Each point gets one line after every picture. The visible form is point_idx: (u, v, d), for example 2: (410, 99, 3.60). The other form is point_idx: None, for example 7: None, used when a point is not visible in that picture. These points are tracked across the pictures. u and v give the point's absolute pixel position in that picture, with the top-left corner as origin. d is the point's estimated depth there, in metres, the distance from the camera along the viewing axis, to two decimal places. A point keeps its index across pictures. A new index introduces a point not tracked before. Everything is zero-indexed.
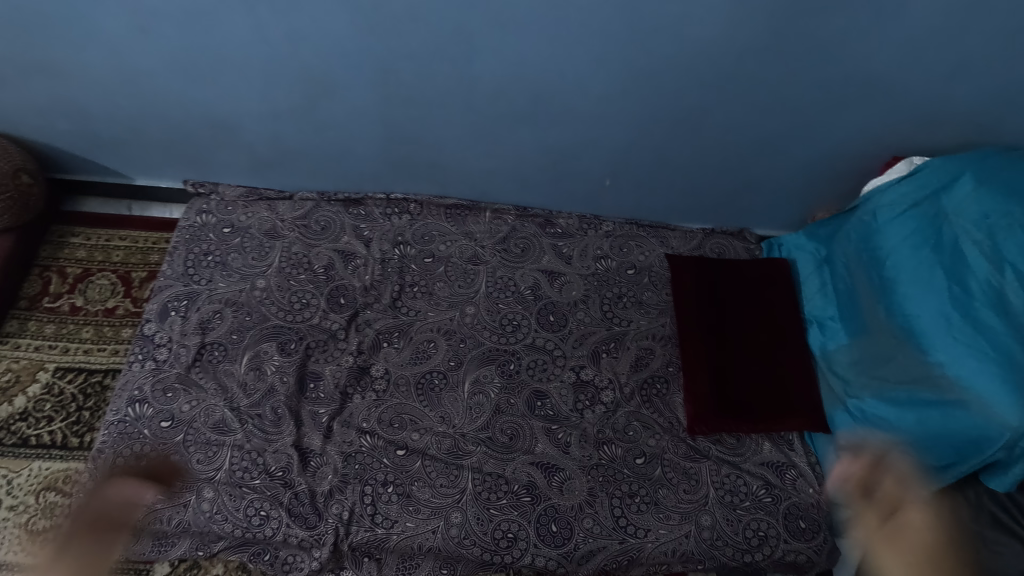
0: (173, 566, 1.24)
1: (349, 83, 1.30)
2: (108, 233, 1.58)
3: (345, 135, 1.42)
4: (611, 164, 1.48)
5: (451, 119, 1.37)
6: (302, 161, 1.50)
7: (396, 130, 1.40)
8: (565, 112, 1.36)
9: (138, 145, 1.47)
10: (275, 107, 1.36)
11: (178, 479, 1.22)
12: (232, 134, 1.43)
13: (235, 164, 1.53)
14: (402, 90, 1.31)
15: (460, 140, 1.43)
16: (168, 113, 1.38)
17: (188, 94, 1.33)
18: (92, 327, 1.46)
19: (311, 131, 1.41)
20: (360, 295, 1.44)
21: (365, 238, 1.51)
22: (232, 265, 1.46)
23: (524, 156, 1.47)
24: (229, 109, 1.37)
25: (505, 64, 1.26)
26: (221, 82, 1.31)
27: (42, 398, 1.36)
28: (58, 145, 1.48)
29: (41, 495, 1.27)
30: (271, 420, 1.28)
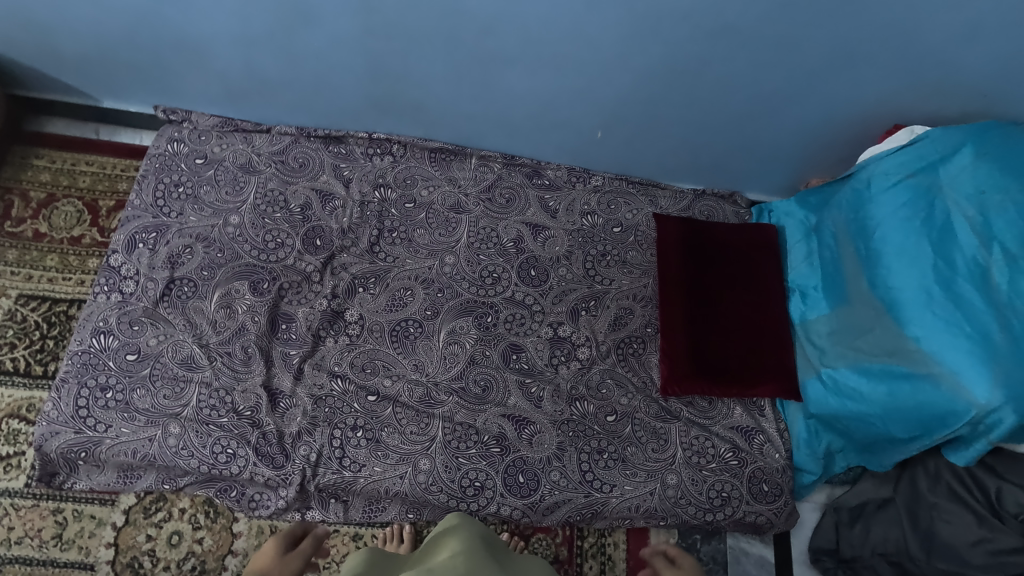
0: (139, 498, 1.22)
1: (328, 6, 1.20)
2: (75, 157, 1.50)
3: (324, 64, 1.33)
4: (605, 114, 1.41)
5: (438, 54, 1.29)
6: (279, 93, 1.42)
7: (379, 65, 1.32)
8: (559, 54, 1.28)
9: (103, 65, 1.38)
10: (248, 31, 1.27)
11: (143, 413, 1.20)
12: (202, 55, 1.33)
13: (207, 92, 1.44)
14: (386, 18, 1.22)
15: (447, 79, 1.35)
16: (134, 32, 1.29)
17: (155, 13, 1.25)
18: (57, 255, 1.40)
19: (287, 57, 1.32)
20: (338, 237, 1.39)
21: (344, 178, 1.45)
22: (204, 198, 1.40)
23: (513, 101, 1.39)
24: (198, 27, 1.27)
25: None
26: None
27: (4, 324, 1.32)
28: (19, 61, 1.39)
29: (4, 421, 1.25)
30: (240, 359, 1.26)
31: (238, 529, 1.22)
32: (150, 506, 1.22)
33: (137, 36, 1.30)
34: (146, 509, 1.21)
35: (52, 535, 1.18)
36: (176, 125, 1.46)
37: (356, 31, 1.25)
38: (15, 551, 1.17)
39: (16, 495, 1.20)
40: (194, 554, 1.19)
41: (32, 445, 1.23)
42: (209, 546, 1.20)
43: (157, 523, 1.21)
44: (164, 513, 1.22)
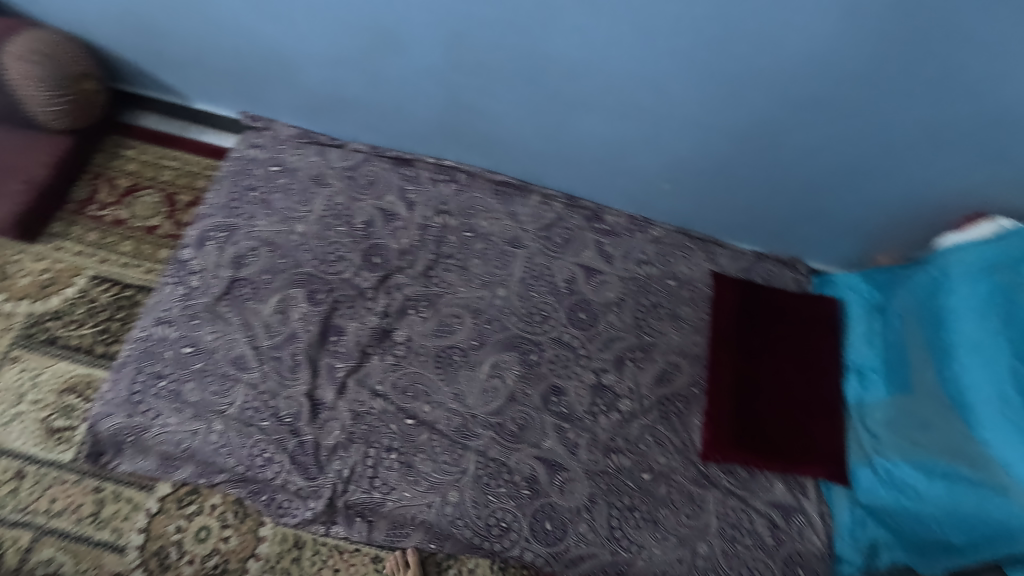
0: (175, 488, 1.25)
1: (421, 40, 1.25)
2: (161, 152, 1.58)
3: (407, 92, 1.38)
4: (674, 169, 1.41)
5: (519, 94, 1.32)
6: (357, 113, 1.47)
7: (458, 96, 1.36)
8: (637, 106, 1.30)
9: (199, 70, 1.46)
10: (340, 52, 1.32)
11: (191, 406, 1.23)
12: (292, 70, 1.39)
13: (289, 104, 1.50)
14: (474, 57, 1.27)
15: (523, 118, 1.38)
16: (234, 42, 1.36)
17: (257, 27, 1.32)
18: (132, 242, 1.48)
19: (373, 82, 1.37)
20: (396, 258, 1.42)
21: (409, 201, 1.49)
22: (275, 205, 1.45)
23: (584, 146, 1.41)
24: (296, 46, 1.34)
25: (586, 45, 1.20)
26: (293, 16, 1.27)
27: (76, 302, 1.40)
28: (124, 59, 1.48)
29: (62, 395, 1.31)
30: (288, 366, 1.29)
31: (262, 534, 1.23)
32: (183, 498, 1.25)
33: (238, 49, 1.38)
34: (180, 500, 1.24)
35: (90, 513, 1.22)
36: (258, 132, 1.53)
37: (441, 64, 1.29)
38: (54, 523, 1.20)
39: (64, 468, 1.25)
40: (218, 551, 1.21)
41: (85, 421, 1.28)
42: (233, 546, 1.22)
43: (188, 515, 1.23)
44: (196, 506, 1.24)
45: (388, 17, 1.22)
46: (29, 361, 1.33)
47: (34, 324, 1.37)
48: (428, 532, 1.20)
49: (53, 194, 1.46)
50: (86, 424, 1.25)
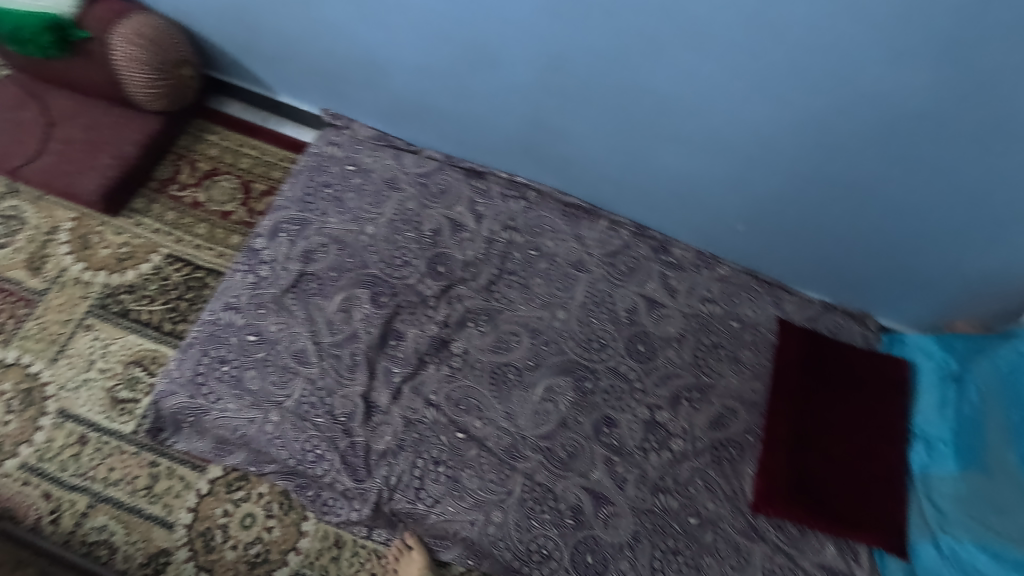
0: (225, 472, 1.28)
1: (516, 59, 1.26)
2: (242, 140, 1.63)
3: (492, 107, 1.38)
4: (751, 211, 1.39)
5: (604, 121, 1.32)
6: (438, 122, 1.48)
7: (542, 117, 1.36)
8: (725, 146, 1.28)
9: (291, 66, 1.49)
10: (433, 64, 1.34)
11: (249, 395, 1.26)
12: (383, 75, 1.42)
13: (372, 107, 1.53)
14: (567, 80, 1.27)
15: (604, 144, 1.37)
16: (330, 44, 1.39)
17: (356, 32, 1.34)
18: (207, 225, 1.51)
19: (459, 94, 1.39)
20: (460, 269, 1.43)
21: (478, 213, 1.49)
22: (347, 204, 1.48)
23: (662, 178, 1.40)
24: (390, 52, 1.36)
25: (683, 81, 1.19)
26: (392, 25, 1.29)
27: (149, 278, 1.44)
28: (220, 48, 1.52)
29: (128, 367, 1.35)
30: (347, 365, 1.30)
31: (305, 529, 1.25)
32: (232, 483, 1.27)
33: (332, 49, 1.40)
34: (228, 485, 1.27)
35: (143, 487, 1.25)
36: (338, 130, 1.56)
37: (531, 83, 1.30)
38: (110, 492, 1.24)
39: (123, 440, 1.28)
40: (261, 540, 1.23)
41: (148, 395, 1.32)
42: (275, 537, 1.23)
43: (235, 501, 1.25)
44: (243, 492, 1.26)
45: (487, 34, 1.23)
46: (101, 330, 1.38)
47: (109, 295, 1.41)
48: (467, 549, 1.20)
49: (139, 172, 1.51)
50: (149, 399, 1.28)
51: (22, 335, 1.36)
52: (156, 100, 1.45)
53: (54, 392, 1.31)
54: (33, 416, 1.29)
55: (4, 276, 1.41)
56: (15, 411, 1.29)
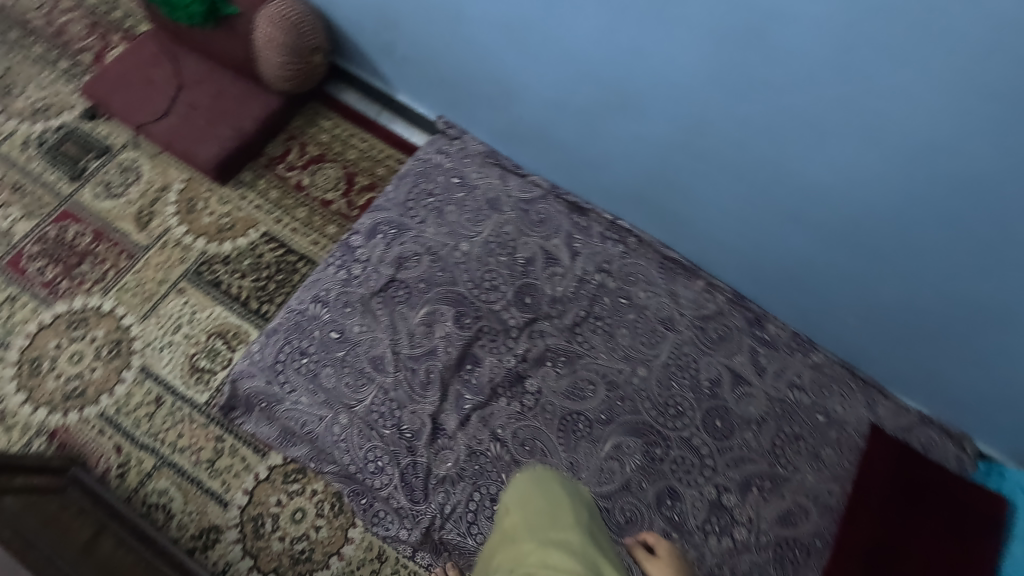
0: (285, 461, 1.29)
1: (659, 110, 1.22)
2: (353, 131, 1.64)
3: (617, 149, 1.35)
4: (866, 308, 1.31)
5: (733, 188, 1.27)
6: (555, 153, 1.46)
7: (666, 170, 1.32)
8: (857, 243, 1.19)
9: (420, 71, 1.49)
10: (567, 99, 1.32)
11: (323, 392, 1.26)
12: (511, 99, 1.40)
13: (490, 124, 1.51)
14: (706, 141, 1.21)
15: (726, 209, 1.32)
16: (466, 60, 1.38)
17: (496, 55, 1.33)
18: (307, 210, 1.53)
19: (586, 130, 1.36)
20: (547, 304, 1.39)
21: (572, 249, 1.45)
22: (447, 216, 1.46)
23: (778, 254, 1.33)
24: (527, 79, 1.34)
25: (833, 172, 1.11)
26: (537, 53, 1.27)
27: (245, 253, 1.47)
28: (354, 41, 1.53)
29: (211, 337, 1.38)
30: (420, 381, 1.29)
31: (351, 535, 1.25)
32: (290, 474, 1.28)
33: (468, 64, 1.39)
34: (286, 475, 1.28)
35: (206, 460, 1.27)
36: (449, 139, 1.55)
37: (666, 136, 1.26)
38: (176, 459, 1.27)
39: (196, 409, 1.31)
40: (308, 538, 1.23)
41: (226, 370, 1.34)
42: (322, 537, 1.24)
43: (290, 492, 1.26)
44: (299, 486, 1.27)
45: (636, 81, 1.19)
46: (192, 296, 1.41)
47: (205, 263, 1.45)
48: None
49: (253, 147, 1.53)
50: (227, 375, 1.31)
51: (120, 287, 1.40)
52: (285, 81, 1.47)
53: (140, 348, 1.35)
54: (117, 367, 1.33)
55: (114, 227, 1.46)
56: (103, 360, 1.33)
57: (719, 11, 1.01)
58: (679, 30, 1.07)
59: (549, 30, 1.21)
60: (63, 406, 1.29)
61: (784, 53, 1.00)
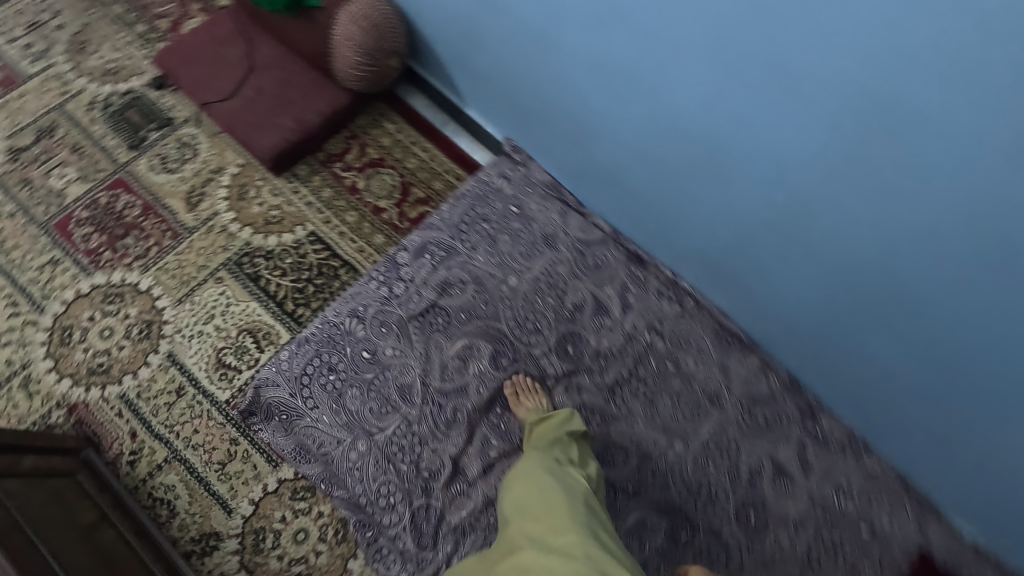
0: (295, 476, 1.25)
1: (750, 182, 1.10)
2: (416, 138, 1.58)
3: (694, 207, 1.24)
4: (936, 435, 1.17)
5: (813, 279, 1.14)
6: (624, 198, 1.37)
7: (745, 242, 1.20)
8: (946, 372, 1.05)
9: (496, 90, 1.41)
10: (649, 148, 1.21)
11: (345, 414, 1.21)
12: (588, 137, 1.31)
13: (559, 156, 1.43)
14: (795, 226, 1.09)
15: (801, 296, 1.20)
16: (547, 89, 1.29)
17: (580, 91, 1.23)
18: (357, 215, 1.48)
19: (664, 182, 1.25)
20: (589, 357, 1.31)
21: (625, 302, 1.36)
22: (499, 246, 1.39)
23: (850, 355, 1.20)
24: (610, 118, 1.23)
25: (934, 295, 0.96)
26: (628, 95, 1.16)
27: (288, 251, 1.42)
28: (432, 48, 1.46)
29: (242, 334, 1.34)
30: (446, 419, 1.23)
31: (350, 566, 1.20)
32: (298, 490, 1.24)
33: (550, 90, 1.30)
34: (295, 491, 1.24)
35: (218, 462, 1.24)
36: (514, 164, 1.48)
37: (752, 208, 1.13)
38: (188, 456, 1.24)
39: (216, 406, 1.28)
40: (307, 561, 1.19)
41: (251, 370, 1.30)
42: (320, 563, 1.19)
43: (296, 510, 1.22)
44: (305, 504, 1.23)
45: (731, 147, 1.07)
46: (229, 288, 1.38)
47: (246, 255, 1.41)
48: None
49: (313, 142, 1.48)
50: (252, 378, 1.27)
51: (160, 267, 1.38)
52: (357, 81, 1.41)
53: (170, 334, 1.33)
54: (145, 349, 1.31)
55: (164, 203, 1.43)
56: (132, 340, 1.31)
57: (848, 102, 0.87)
58: (793, 107, 0.94)
59: (646, 75, 1.10)
60: (87, 381, 1.27)
61: (913, 163, 0.86)
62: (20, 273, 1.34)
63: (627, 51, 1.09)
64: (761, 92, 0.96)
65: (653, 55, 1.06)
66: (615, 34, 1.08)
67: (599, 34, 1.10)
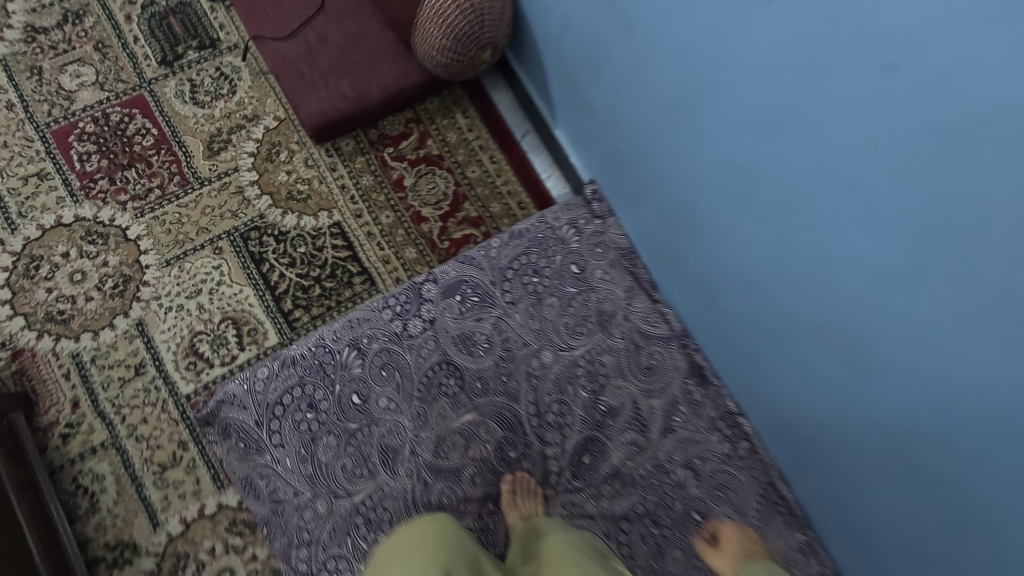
0: (238, 506, 1.08)
1: (889, 392, 0.80)
2: (486, 143, 1.32)
3: (804, 379, 0.95)
4: None
5: (941, 543, 0.82)
6: (708, 308, 1.10)
7: (839, 432, 0.92)
8: None
9: (599, 127, 1.14)
10: (758, 275, 0.93)
11: (309, 463, 1.02)
12: (689, 226, 1.03)
13: (648, 229, 1.16)
14: (925, 469, 0.79)
15: (904, 542, 0.90)
16: (660, 153, 1.02)
17: (698, 173, 0.95)
18: (394, 217, 1.25)
19: (776, 332, 0.95)
20: (606, 475, 1.09)
21: (669, 423, 1.12)
22: (543, 309, 1.15)
23: None
24: (733, 230, 0.93)
25: None
26: (770, 219, 0.86)
27: (303, 239, 1.21)
28: (539, 52, 1.19)
29: (224, 322, 1.15)
30: (422, 503, 1.02)
31: None
32: (237, 523, 1.07)
33: (670, 165, 1.00)
34: (232, 524, 1.07)
35: (158, 463, 1.08)
36: (590, 214, 1.21)
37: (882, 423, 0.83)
38: (127, 446, 1.08)
39: (174, 398, 1.11)
40: None
41: (224, 369, 1.13)
42: None
43: (228, 545, 1.06)
44: (240, 542, 1.06)
45: (877, 345, 0.78)
46: (226, 264, 1.18)
47: (256, 230, 1.20)
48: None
49: (368, 119, 1.24)
50: (220, 383, 1.09)
51: (156, 215, 1.18)
52: (441, 65, 1.16)
53: (146, 298, 1.15)
54: (114, 308, 1.13)
55: (181, 141, 1.22)
56: (106, 293, 1.14)
57: None
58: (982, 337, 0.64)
59: (805, 209, 0.79)
60: (41, 326, 1.11)
61: None
62: (1, 178, 1.16)
63: (791, 169, 0.78)
64: (964, 315, 0.64)
65: (827, 189, 0.74)
66: (786, 139, 0.77)
67: (756, 134, 0.81)
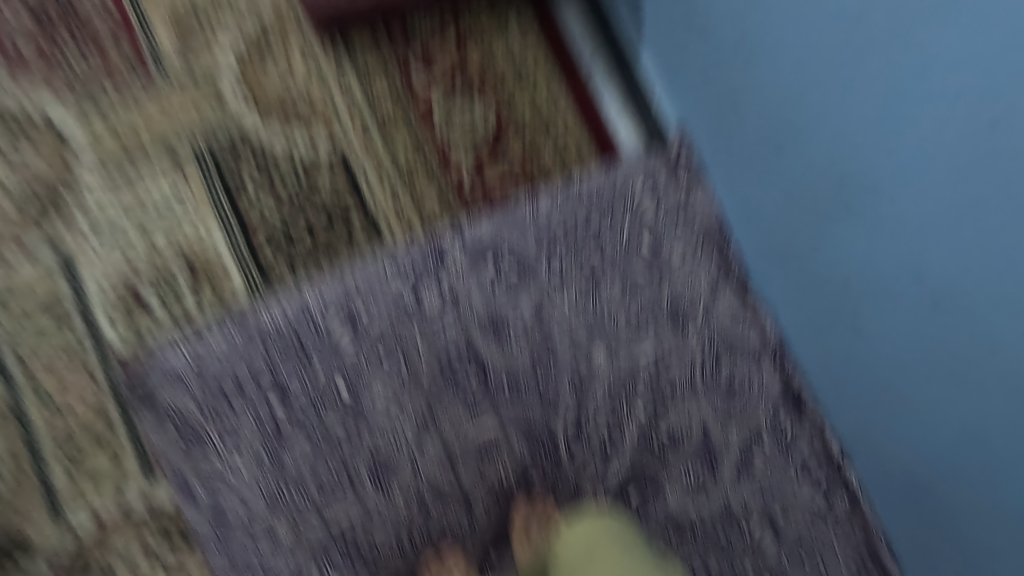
0: (172, 512, 0.81)
1: None
2: (541, 73, 1.03)
3: (976, 447, 0.65)
4: None
5: None
6: (836, 327, 0.79)
7: None
8: None
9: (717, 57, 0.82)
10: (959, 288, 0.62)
11: (269, 472, 0.75)
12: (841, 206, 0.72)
13: (761, 208, 0.85)
14: None
15: None
16: (817, 94, 0.70)
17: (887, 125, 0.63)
18: (414, 156, 0.96)
19: (946, 372, 0.66)
20: (660, 523, 0.83)
21: (747, 462, 0.85)
22: (599, 296, 0.88)
23: None
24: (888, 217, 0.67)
25: None
26: (957, 197, 0.59)
27: (294, 171, 0.93)
28: None
29: (180, 268, 0.88)
30: (417, 538, 0.78)
31: None
32: (168, 536, 0.80)
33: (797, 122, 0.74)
34: (161, 534, 0.80)
35: (72, 442, 0.81)
36: (670, 179, 0.93)
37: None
38: (32, 415, 0.81)
39: (102, 359, 0.84)
40: None
41: (175, 329, 0.87)
42: None
43: (153, 560, 0.80)
44: (169, 559, 0.80)
45: None
46: (189, 193, 0.91)
47: (233, 153, 0.93)
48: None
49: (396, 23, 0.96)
50: (155, 351, 0.78)
51: (106, 119, 0.91)
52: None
53: (81, 225, 0.88)
54: (38, 232, 0.86)
55: (147, 28, 0.94)
56: (27, 212, 0.87)
57: None
58: None
59: None
60: None
61: None
62: None
63: None
64: None
65: None
66: None
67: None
